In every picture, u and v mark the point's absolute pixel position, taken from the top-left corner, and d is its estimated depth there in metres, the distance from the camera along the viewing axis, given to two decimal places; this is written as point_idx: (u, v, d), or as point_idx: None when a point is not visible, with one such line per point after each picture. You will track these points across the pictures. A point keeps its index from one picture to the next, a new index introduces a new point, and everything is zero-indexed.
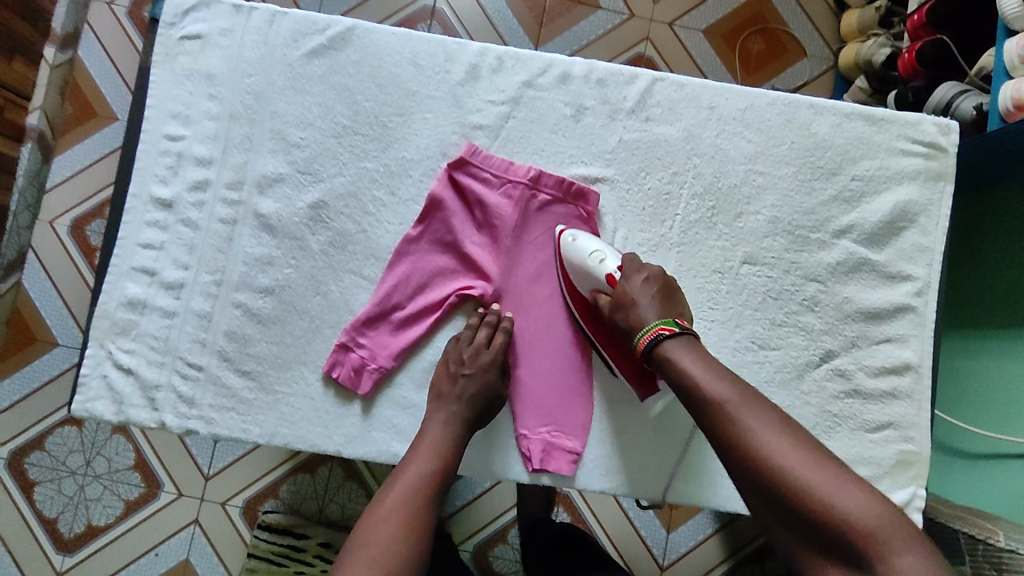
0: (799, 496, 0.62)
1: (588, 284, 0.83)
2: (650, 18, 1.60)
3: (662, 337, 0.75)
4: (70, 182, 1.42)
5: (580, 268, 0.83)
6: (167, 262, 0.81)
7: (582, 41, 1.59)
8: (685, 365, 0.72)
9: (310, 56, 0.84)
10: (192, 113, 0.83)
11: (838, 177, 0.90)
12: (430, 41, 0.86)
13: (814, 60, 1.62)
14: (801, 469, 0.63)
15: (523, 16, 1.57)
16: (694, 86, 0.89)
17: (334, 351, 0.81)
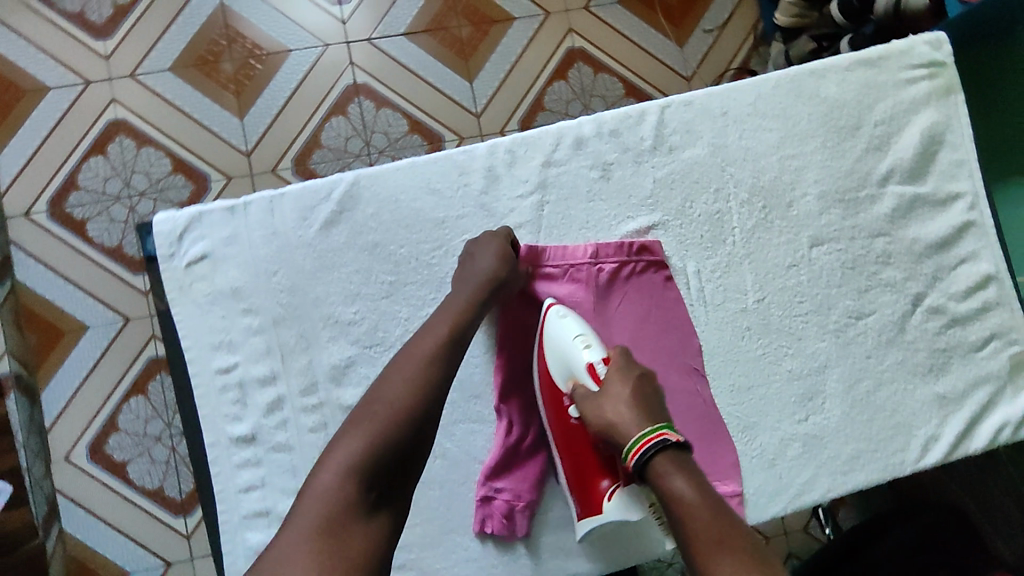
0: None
1: (568, 367, 0.79)
2: (566, 8, 1.37)
3: (646, 459, 0.69)
4: (73, 406, 1.23)
5: (560, 351, 0.79)
6: (276, 496, 0.75)
7: (513, 57, 1.35)
8: (679, 495, 0.65)
9: (326, 227, 0.78)
10: (233, 336, 0.76)
11: (862, 130, 0.91)
12: (438, 161, 0.82)
13: None
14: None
15: (438, 50, 1.34)
16: (700, 99, 0.88)
17: (479, 509, 0.80)
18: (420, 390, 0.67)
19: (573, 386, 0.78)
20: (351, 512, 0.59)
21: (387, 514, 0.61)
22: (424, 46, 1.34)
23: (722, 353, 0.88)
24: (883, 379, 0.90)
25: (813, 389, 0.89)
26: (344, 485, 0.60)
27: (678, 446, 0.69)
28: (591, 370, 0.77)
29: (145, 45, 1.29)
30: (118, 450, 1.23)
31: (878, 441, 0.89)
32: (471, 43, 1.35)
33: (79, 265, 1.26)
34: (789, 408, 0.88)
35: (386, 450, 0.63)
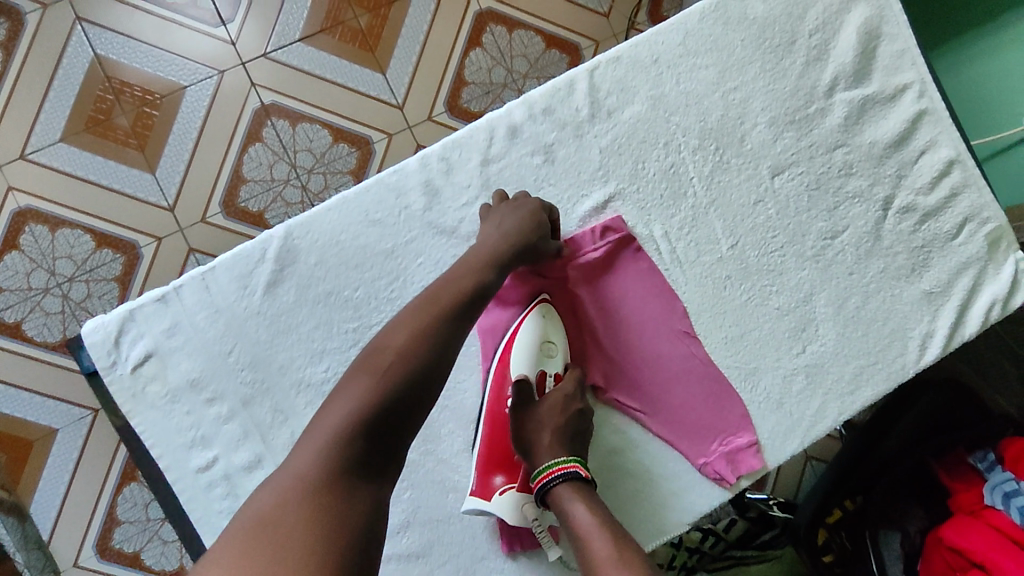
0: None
1: (525, 367, 0.76)
2: None
3: (554, 486, 0.68)
4: (66, 513, 1.17)
5: (528, 343, 0.76)
6: None
7: (422, 36, 1.26)
8: (581, 522, 0.65)
9: (272, 290, 0.73)
10: (205, 429, 0.72)
11: (798, 44, 0.86)
12: (370, 190, 0.76)
13: None
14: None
15: (340, 49, 1.24)
16: (627, 52, 0.83)
17: (503, 529, 0.75)
18: (426, 349, 0.61)
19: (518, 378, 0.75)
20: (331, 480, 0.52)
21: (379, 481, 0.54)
22: (325, 48, 1.24)
23: (707, 307, 0.84)
24: (869, 290, 0.87)
25: (804, 318, 0.86)
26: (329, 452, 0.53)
27: (587, 482, 0.69)
28: (544, 377, 0.76)
29: (27, 121, 1.18)
30: (125, 543, 1.17)
31: (877, 353, 0.87)
32: (372, 33, 1.25)
33: (23, 371, 1.17)
34: (784, 345, 0.85)
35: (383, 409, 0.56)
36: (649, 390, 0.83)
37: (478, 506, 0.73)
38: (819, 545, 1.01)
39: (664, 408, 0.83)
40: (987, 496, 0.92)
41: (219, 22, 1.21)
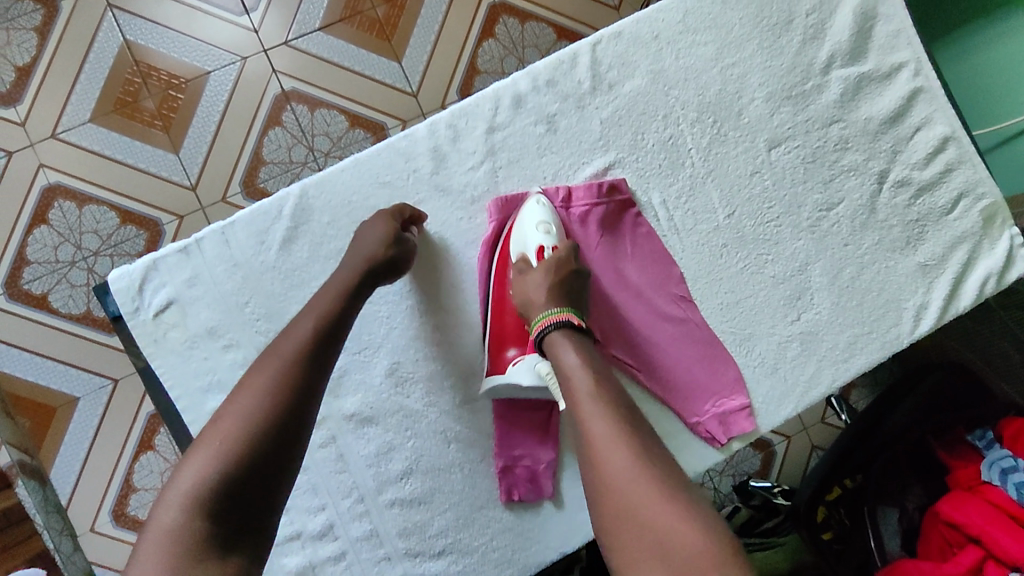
0: (640, 530, 0.51)
1: (521, 247, 0.79)
2: None
3: (550, 334, 0.68)
4: (84, 478, 1.21)
5: (522, 227, 0.80)
6: (304, 516, 0.77)
7: (435, 26, 1.30)
8: (568, 363, 0.65)
9: (286, 246, 0.78)
10: (221, 373, 0.76)
11: (795, 22, 0.89)
12: (381, 154, 0.81)
13: None
14: (647, 500, 0.52)
15: (358, 38, 1.29)
16: (629, 27, 0.86)
17: (502, 479, 0.78)
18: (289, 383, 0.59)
19: (518, 257, 0.79)
20: (203, 546, 0.48)
21: (252, 549, 0.50)
22: (342, 36, 1.28)
23: (703, 274, 0.87)
24: (863, 264, 0.89)
25: (798, 287, 0.88)
26: (177, 531, 0.48)
27: (581, 328, 0.69)
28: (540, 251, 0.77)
29: (58, 102, 1.23)
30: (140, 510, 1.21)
31: (871, 324, 0.89)
32: (389, 22, 1.30)
33: (48, 341, 1.22)
34: (779, 313, 0.87)
35: (253, 452, 0.53)
36: (644, 351, 0.85)
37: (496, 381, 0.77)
38: (819, 522, 0.97)
39: (660, 365, 0.85)
40: (985, 472, 0.94)
41: (242, 10, 1.27)
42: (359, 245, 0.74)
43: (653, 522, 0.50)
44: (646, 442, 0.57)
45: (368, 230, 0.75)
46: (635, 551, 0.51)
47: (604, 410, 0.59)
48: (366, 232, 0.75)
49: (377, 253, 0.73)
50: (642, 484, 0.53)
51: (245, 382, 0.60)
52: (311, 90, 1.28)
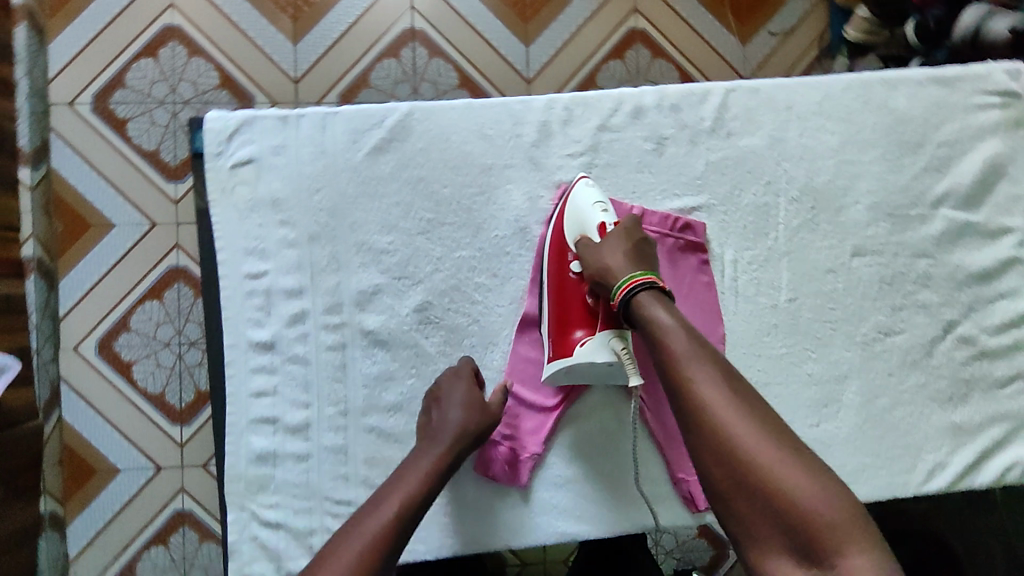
0: (763, 489, 0.55)
1: (575, 232, 0.78)
2: None
3: (630, 303, 0.69)
4: (88, 301, 1.24)
5: (580, 210, 0.78)
6: (286, 405, 0.77)
7: (573, 28, 1.33)
8: (658, 325, 0.66)
9: (374, 154, 0.79)
10: (267, 244, 0.78)
11: (924, 149, 0.89)
12: (494, 108, 0.82)
13: None
14: (765, 457, 0.56)
15: (503, 12, 1.31)
16: (767, 88, 0.87)
17: (482, 450, 0.78)
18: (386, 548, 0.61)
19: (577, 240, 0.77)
20: None
21: None
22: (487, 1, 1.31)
23: (743, 343, 0.86)
24: (899, 401, 0.87)
25: (829, 395, 0.87)
26: None
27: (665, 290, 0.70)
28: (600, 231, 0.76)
29: None
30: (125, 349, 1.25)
31: (885, 460, 0.86)
32: (533, 6, 1.32)
33: (110, 163, 1.25)
34: (801, 412, 0.86)
35: None
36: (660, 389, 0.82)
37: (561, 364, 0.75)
38: None
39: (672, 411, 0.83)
40: None
41: None
42: (445, 409, 0.73)
43: (776, 479, 0.55)
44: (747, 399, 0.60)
45: (452, 393, 0.74)
46: (761, 509, 0.55)
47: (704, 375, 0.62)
48: (455, 396, 0.74)
49: (464, 427, 0.72)
50: (758, 444, 0.57)
51: (338, 541, 0.62)
52: (441, 43, 1.30)
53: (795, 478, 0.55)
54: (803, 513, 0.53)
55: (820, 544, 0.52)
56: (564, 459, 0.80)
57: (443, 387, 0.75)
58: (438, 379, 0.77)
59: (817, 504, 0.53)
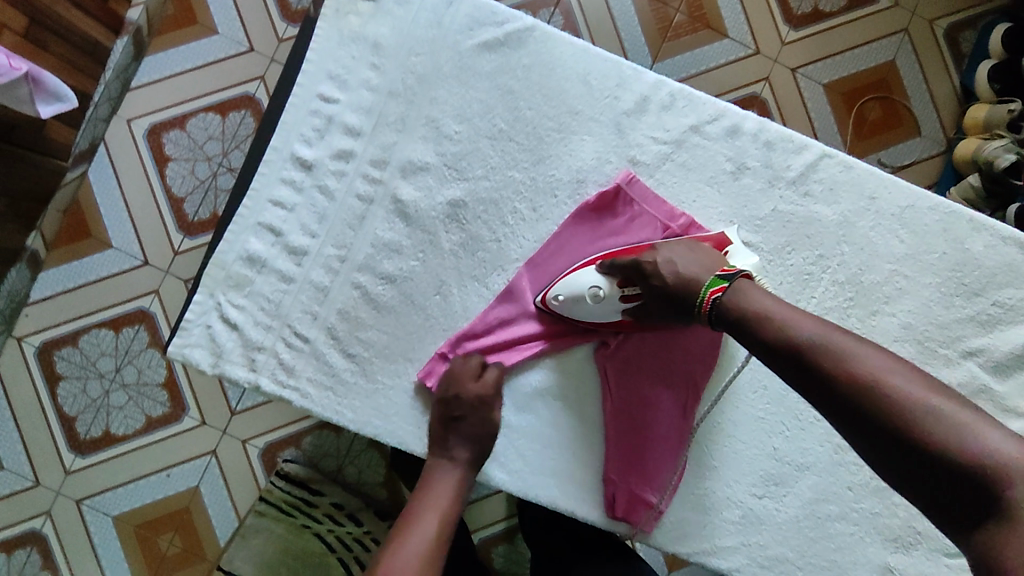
0: (925, 451, 0.54)
1: (611, 315, 0.78)
2: (775, 58, 1.37)
3: (721, 302, 0.70)
4: (157, 85, 1.34)
5: (584, 309, 0.78)
6: (294, 226, 0.78)
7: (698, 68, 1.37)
8: (761, 306, 0.67)
9: (481, 49, 0.82)
10: (350, 78, 0.80)
11: (979, 299, 0.87)
12: (606, 62, 0.83)
13: (927, 141, 1.38)
14: (916, 416, 0.55)
15: (647, 26, 1.37)
16: (862, 171, 0.86)
17: (433, 360, 0.78)
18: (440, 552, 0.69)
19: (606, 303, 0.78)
20: None
21: None
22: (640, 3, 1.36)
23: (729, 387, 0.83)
24: (847, 516, 0.82)
25: (784, 476, 0.82)
26: None
27: (739, 279, 0.71)
28: (626, 300, 0.77)
29: None
30: (169, 143, 1.34)
31: (808, 566, 0.82)
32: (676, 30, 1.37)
33: None
34: (750, 478, 0.82)
35: None
36: (625, 387, 0.80)
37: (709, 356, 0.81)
38: None
39: (629, 414, 0.80)
40: None
41: None
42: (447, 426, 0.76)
43: (935, 437, 0.54)
44: (880, 357, 0.59)
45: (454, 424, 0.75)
46: (924, 469, 0.54)
47: (830, 343, 0.61)
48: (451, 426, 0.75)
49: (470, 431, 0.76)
50: (906, 401, 0.56)
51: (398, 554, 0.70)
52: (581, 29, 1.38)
53: (952, 429, 0.53)
54: (974, 464, 0.52)
55: (997, 491, 0.50)
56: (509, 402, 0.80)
57: (456, 393, 0.76)
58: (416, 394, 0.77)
59: (989, 449, 0.52)
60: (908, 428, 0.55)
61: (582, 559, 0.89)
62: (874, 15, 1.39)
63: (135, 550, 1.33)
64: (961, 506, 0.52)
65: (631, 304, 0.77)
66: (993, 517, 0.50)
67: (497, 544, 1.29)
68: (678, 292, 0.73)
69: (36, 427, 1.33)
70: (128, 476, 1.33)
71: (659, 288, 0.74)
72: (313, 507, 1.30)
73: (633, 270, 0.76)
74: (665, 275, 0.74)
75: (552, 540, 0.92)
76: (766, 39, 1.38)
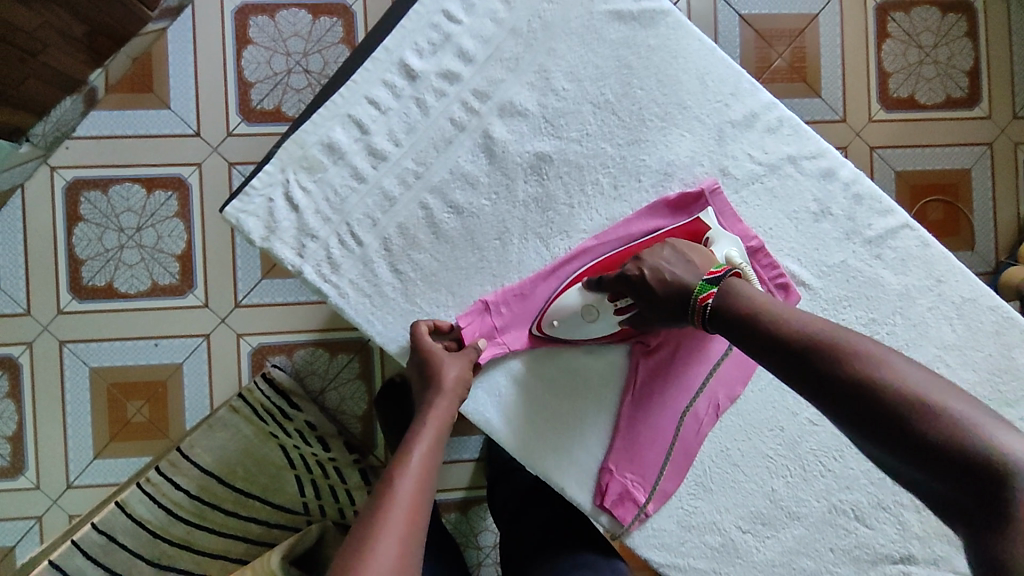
0: (921, 448, 0.49)
1: (608, 328, 0.77)
2: (859, 131, 1.36)
3: (712, 306, 0.67)
4: None
5: (574, 324, 0.77)
6: (381, 130, 0.78)
7: None
8: (755, 301, 0.65)
9: (613, 16, 0.80)
10: (478, 4, 0.79)
11: (1010, 410, 0.86)
12: (728, 68, 0.81)
13: (977, 256, 1.38)
14: (916, 406, 0.51)
15: (747, 60, 1.33)
16: (938, 252, 0.85)
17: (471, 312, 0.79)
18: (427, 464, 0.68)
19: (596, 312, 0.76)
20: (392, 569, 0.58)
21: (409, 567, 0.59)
22: (745, 39, 1.32)
23: (747, 416, 0.82)
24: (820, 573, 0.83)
25: (774, 518, 0.82)
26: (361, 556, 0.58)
27: (721, 275, 0.68)
28: (618, 312, 0.75)
29: None
30: (256, 26, 1.31)
31: None
32: (775, 75, 1.34)
33: None
34: (741, 511, 0.82)
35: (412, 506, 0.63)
36: (650, 389, 0.79)
37: (738, 380, 0.80)
38: None
39: (647, 414, 0.79)
40: None
41: None
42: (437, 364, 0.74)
43: (932, 434, 0.49)
44: (879, 351, 0.55)
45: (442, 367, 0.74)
46: (923, 461, 0.49)
47: (830, 337, 0.58)
48: (439, 375, 0.73)
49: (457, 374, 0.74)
50: (905, 390, 0.52)
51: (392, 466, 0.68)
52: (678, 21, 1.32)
53: (951, 427, 0.49)
54: (974, 458, 0.47)
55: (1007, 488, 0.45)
56: (533, 361, 0.80)
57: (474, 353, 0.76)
58: (418, 340, 0.76)
59: (993, 438, 0.47)
60: (906, 425, 0.50)
61: (560, 543, 0.89)
62: (968, 119, 1.38)
63: (102, 408, 1.31)
64: (963, 501, 0.47)
65: (625, 317, 0.76)
66: (1002, 520, 0.44)
67: (448, 511, 1.28)
68: (665, 298, 0.70)
69: (42, 261, 1.30)
70: (117, 335, 1.31)
71: (646, 293, 0.71)
72: (287, 420, 1.25)
73: (622, 282, 0.73)
74: (648, 280, 0.71)
75: (540, 522, 0.93)
76: (856, 109, 1.36)
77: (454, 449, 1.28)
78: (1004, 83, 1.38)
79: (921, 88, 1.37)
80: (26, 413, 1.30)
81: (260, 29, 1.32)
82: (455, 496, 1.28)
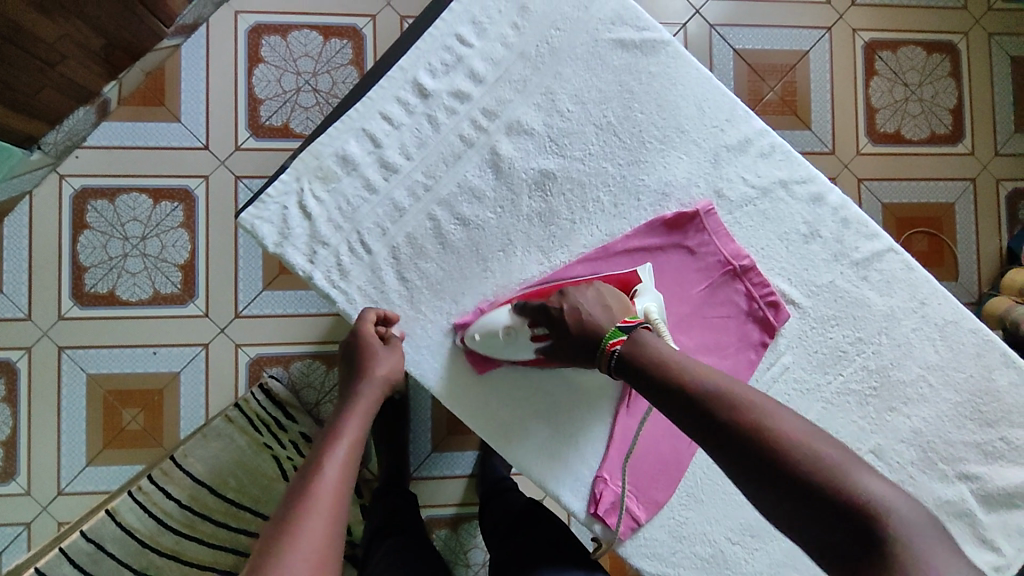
0: (801, 492, 0.55)
1: (521, 352, 0.78)
2: (847, 163, 1.41)
3: (619, 353, 0.71)
4: None
5: (494, 340, 0.78)
6: (393, 144, 0.81)
7: None
8: (660, 352, 0.69)
9: (616, 44, 0.85)
10: (489, 28, 0.83)
11: (991, 429, 0.89)
12: (724, 95, 0.86)
13: (960, 286, 1.43)
14: (802, 455, 0.56)
15: (740, 94, 1.39)
16: (921, 276, 0.88)
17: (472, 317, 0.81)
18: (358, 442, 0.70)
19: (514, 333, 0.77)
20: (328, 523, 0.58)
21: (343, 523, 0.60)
22: (738, 74, 1.38)
23: None
24: None
25: (762, 530, 0.84)
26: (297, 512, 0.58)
27: (631, 327, 0.72)
28: (536, 339, 0.77)
29: None
30: (269, 46, 1.35)
31: None
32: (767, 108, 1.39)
33: None
34: (731, 523, 0.84)
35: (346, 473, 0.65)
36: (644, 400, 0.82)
37: None
38: None
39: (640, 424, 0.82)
40: None
41: None
42: (371, 352, 0.77)
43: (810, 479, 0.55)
44: (766, 403, 0.61)
45: (374, 356, 0.77)
46: (806, 506, 0.54)
47: (725, 390, 0.63)
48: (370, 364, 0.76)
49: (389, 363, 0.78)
50: (797, 442, 0.57)
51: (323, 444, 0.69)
52: None
53: (827, 474, 0.55)
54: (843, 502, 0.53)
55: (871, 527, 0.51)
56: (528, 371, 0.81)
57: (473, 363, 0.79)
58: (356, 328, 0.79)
59: (864, 489, 0.53)
60: (788, 469, 0.56)
61: (547, 555, 0.90)
62: (951, 155, 1.44)
63: (97, 415, 1.32)
64: (835, 539, 0.52)
65: (540, 344, 0.77)
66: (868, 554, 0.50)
67: (439, 527, 1.29)
68: (577, 338, 0.73)
69: (46, 267, 1.32)
70: (116, 341, 1.32)
71: (565, 330, 0.74)
72: (281, 430, 1.25)
73: (542, 312, 0.76)
74: (568, 317, 0.74)
75: (530, 537, 0.94)
76: (845, 142, 1.41)
77: (446, 465, 1.29)
78: (985, 121, 1.45)
79: (905, 124, 1.43)
80: (20, 418, 1.30)
81: (273, 48, 1.36)
82: (445, 513, 1.29)
